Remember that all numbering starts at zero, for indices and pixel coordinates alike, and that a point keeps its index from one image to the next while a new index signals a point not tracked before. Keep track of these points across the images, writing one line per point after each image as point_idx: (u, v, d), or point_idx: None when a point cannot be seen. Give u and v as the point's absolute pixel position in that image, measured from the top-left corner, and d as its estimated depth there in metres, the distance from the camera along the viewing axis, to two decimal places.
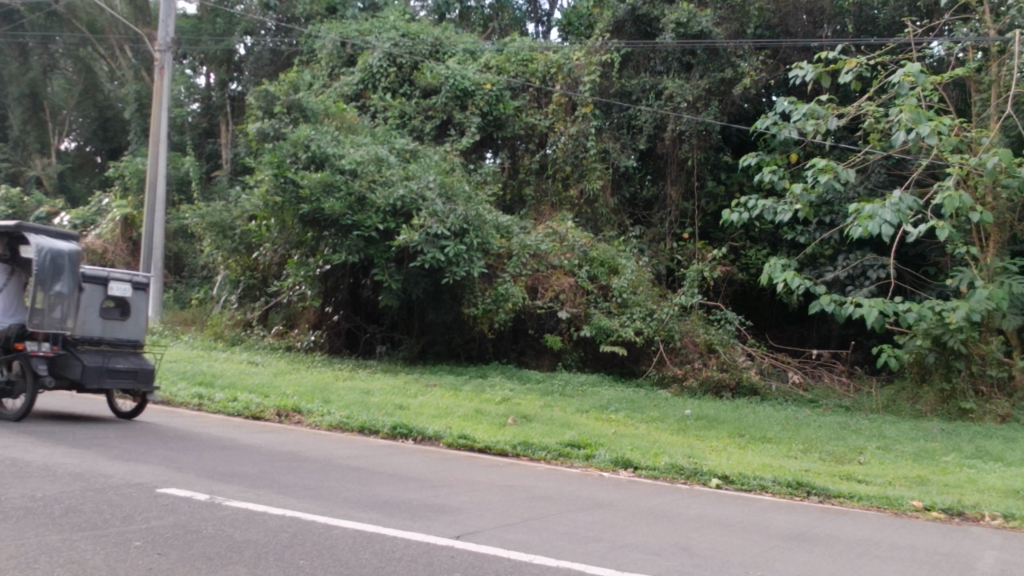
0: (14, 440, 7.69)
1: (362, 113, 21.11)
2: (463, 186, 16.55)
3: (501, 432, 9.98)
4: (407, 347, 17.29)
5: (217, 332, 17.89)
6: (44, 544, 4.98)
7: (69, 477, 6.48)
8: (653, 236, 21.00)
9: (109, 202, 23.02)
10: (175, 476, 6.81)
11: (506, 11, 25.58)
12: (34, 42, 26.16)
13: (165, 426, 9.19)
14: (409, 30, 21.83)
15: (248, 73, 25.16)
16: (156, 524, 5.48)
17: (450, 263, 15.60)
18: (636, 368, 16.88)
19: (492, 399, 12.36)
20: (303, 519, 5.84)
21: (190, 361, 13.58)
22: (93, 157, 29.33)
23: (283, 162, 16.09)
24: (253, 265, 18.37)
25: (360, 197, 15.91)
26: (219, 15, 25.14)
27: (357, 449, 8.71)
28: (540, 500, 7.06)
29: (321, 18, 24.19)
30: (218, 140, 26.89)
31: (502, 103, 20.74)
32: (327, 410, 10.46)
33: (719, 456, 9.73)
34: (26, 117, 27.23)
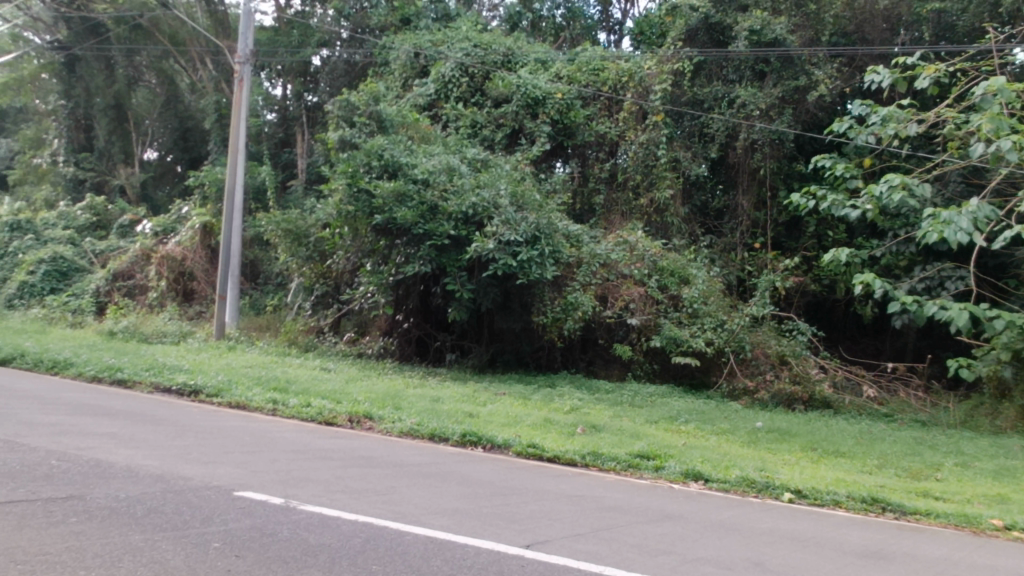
0: (98, 442, 7.92)
1: (434, 122, 21.31)
2: (535, 195, 16.60)
3: (570, 442, 9.99)
4: (477, 356, 17.44)
5: (291, 337, 18.14)
6: (127, 543, 5.12)
7: (150, 479, 6.64)
8: (723, 245, 20.83)
9: (188, 210, 23.62)
10: (251, 479, 6.94)
11: (578, 20, 25.59)
12: (120, 55, 26.89)
13: (241, 430, 9.38)
14: (481, 40, 21.99)
15: (323, 84, 25.51)
16: (233, 527, 5.59)
17: (523, 267, 15.57)
18: (706, 379, 16.70)
19: (561, 409, 12.33)
20: (375, 525, 5.89)
21: (266, 367, 13.87)
22: (174, 167, 29.95)
23: (357, 172, 16.26)
24: (326, 272, 18.66)
25: (432, 206, 16.09)
26: (295, 27, 25.62)
27: (429, 457, 8.79)
28: (609, 511, 7.02)
29: (395, 29, 24.44)
30: (293, 149, 27.16)
31: (572, 112, 20.75)
32: (397, 417, 10.58)
33: (791, 470, 9.57)
34: (111, 128, 27.79)
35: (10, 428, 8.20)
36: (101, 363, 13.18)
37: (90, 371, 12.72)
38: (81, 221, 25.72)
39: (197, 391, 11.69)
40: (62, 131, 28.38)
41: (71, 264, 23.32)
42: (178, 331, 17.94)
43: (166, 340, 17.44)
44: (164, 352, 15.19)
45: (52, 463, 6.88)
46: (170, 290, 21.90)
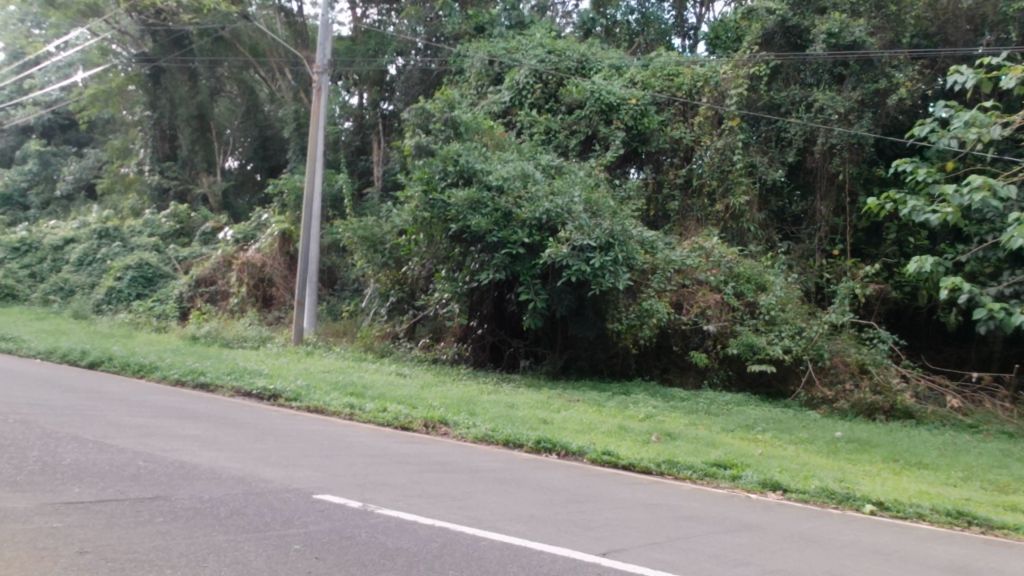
0: (183, 444, 8.09)
1: (509, 130, 21.38)
2: (609, 202, 16.54)
3: (645, 449, 9.91)
4: (550, 363, 17.35)
5: (368, 343, 18.33)
6: (211, 544, 5.22)
7: (233, 481, 6.77)
8: (801, 252, 20.57)
9: (268, 217, 24.09)
10: (329, 482, 7.03)
11: (652, 26, 25.41)
12: (203, 66, 27.53)
13: (319, 433, 9.51)
14: (555, 46, 21.98)
15: (398, 92, 25.72)
16: (313, 529, 5.66)
17: (596, 275, 15.45)
18: (784, 388, 16.42)
19: (636, 416, 12.25)
20: (451, 530, 5.91)
21: (342, 372, 14.04)
22: (254, 175, 30.64)
23: (432, 179, 16.58)
24: (402, 279, 18.94)
25: (506, 212, 16.18)
26: (372, 36, 25.99)
27: (503, 462, 8.81)
28: (686, 520, 6.94)
29: (469, 37, 24.56)
30: (369, 157, 27.43)
31: (647, 117, 20.62)
32: (472, 423, 10.61)
33: (872, 481, 9.34)
34: (195, 138, 28.55)
35: (98, 428, 8.45)
36: (184, 367, 13.48)
37: (174, 374, 13.03)
38: (166, 228, 26.40)
39: (276, 395, 11.88)
40: (148, 141, 29.40)
41: (156, 270, 23.89)
42: (257, 336, 18.28)
43: (247, 345, 17.78)
44: (244, 357, 15.47)
45: (139, 464, 7.06)
46: (249, 295, 22.28)
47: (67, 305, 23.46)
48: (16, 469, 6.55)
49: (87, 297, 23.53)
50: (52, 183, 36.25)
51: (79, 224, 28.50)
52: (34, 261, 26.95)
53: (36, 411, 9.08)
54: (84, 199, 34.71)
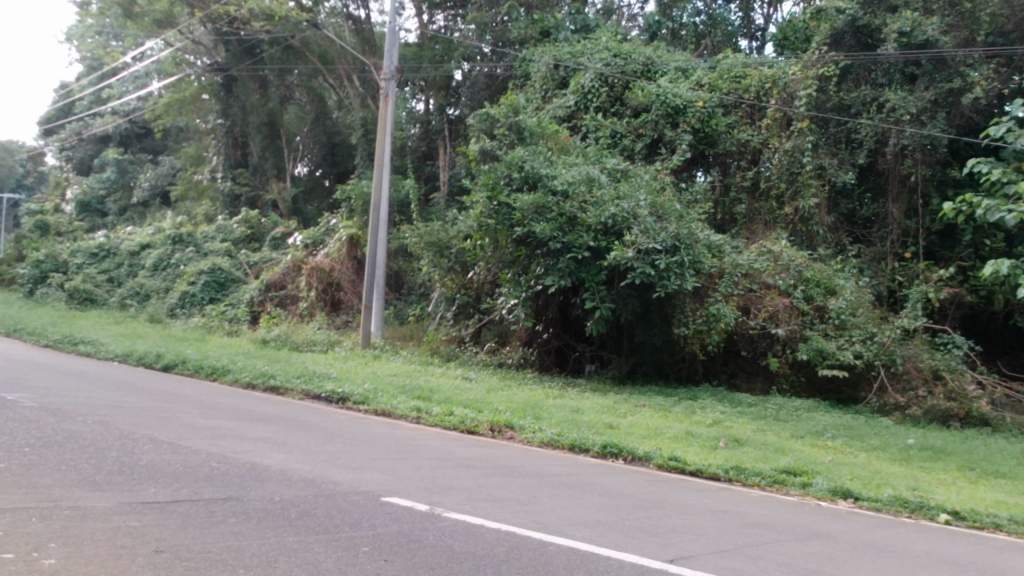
0: (254, 446, 8.24)
1: (574, 134, 21.35)
2: (675, 205, 16.43)
3: (713, 455, 9.81)
4: (616, 367, 17.15)
5: (434, 347, 18.41)
6: (283, 545, 5.30)
7: (303, 483, 6.87)
8: (872, 255, 20.08)
9: (336, 223, 24.42)
10: (397, 485, 7.09)
11: (719, 27, 25.11)
12: (273, 74, 28.03)
13: (386, 437, 9.60)
14: (621, 50, 21.88)
15: (464, 98, 25.79)
16: (381, 531, 5.71)
17: (661, 277, 15.33)
18: (855, 394, 16.04)
19: (702, 422, 12.11)
20: (518, 534, 5.92)
21: (409, 375, 14.17)
22: (323, 181, 30.89)
23: (497, 184, 16.75)
24: (468, 284, 19.11)
25: (571, 217, 16.20)
26: (438, 42, 26.14)
27: (570, 467, 8.79)
28: (755, 527, 6.85)
29: (535, 41, 24.47)
30: (436, 163, 27.62)
31: (714, 119, 20.43)
32: (538, 427, 10.62)
33: (947, 490, 9.12)
34: (265, 144, 29.15)
35: (173, 430, 8.64)
36: (255, 370, 13.71)
37: (246, 377, 13.27)
38: (237, 234, 26.89)
39: (345, 398, 12.03)
40: (221, 148, 30.21)
41: (228, 275, 24.33)
42: (326, 340, 18.52)
43: (316, 348, 18.02)
44: (313, 360, 15.70)
45: (213, 465, 7.20)
46: (319, 300, 22.57)
47: (143, 309, 24.04)
48: (96, 469, 6.72)
49: (162, 301, 24.10)
50: (129, 190, 37.33)
51: (154, 230, 29.21)
52: (112, 267, 27.68)
53: (114, 412, 9.32)
54: (159, 206, 35.55)
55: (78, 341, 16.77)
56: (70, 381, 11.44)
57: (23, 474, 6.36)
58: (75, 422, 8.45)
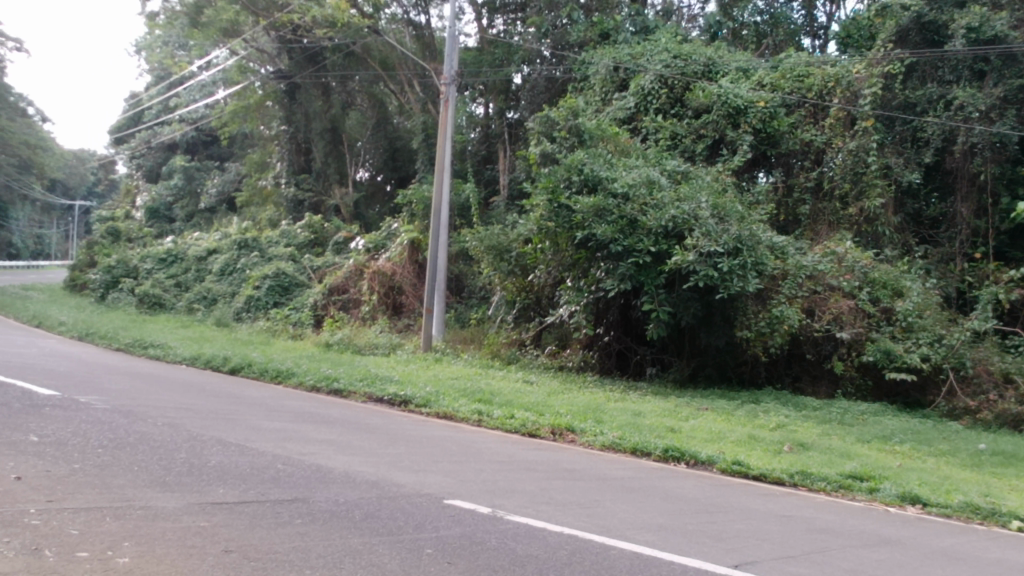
0: (319, 448, 8.33)
1: (634, 135, 21.28)
2: (737, 206, 16.27)
3: (776, 460, 9.69)
4: (678, 370, 16.87)
5: (494, 350, 18.49)
6: (348, 546, 5.35)
7: (367, 485, 6.93)
8: (940, 255, 19.72)
9: (397, 227, 24.61)
10: (460, 488, 7.12)
11: (780, 27, 24.80)
12: (335, 81, 28.41)
13: (448, 439, 9.65)
14: (681, 51, 21.72)
15: (524, 101, 25.79)
16: (444, 534, 5.74)
17: (723, 279, 15.18)
18: (923, 398, 15.79)
19: (766, 426, 11.97)
20: (581, 538, 5.90)
21: (470, 378, 14.21)
22: (384, 186, 30.96)
23: (558, 187, 16.86)
24: (528, 286, 19.08)
25: (631, 220, 16.14)
26: (499, 46, 26.21)
27: (631, 471, 8.75)
28: (821, 533, 6.75)
29: (595, 44, 24.40)
30: (496, 166, 27.70)
31: (776, 120, 20.10)
32: (599, 430, 10.59)
33: (1020, 497, 8.89)
34: (328, 151, 29.59)
35: (240, 432, 8.78)
36: (318, 373, 13.88)
37: (310, 380, 13.44)
38: (301, 238, 27.25)
39: (407, 401, 12.12)
40: (285, 155, 30.72)
41: (292, 279, 24.66)
42: (388, 343, 18.67)
43: (378, 352, 18.18)
44: (376, 364, 15.83)
45: (278, 467, 7.30)
46: (380, 304, 22.70)
47: (210, 314, 24.49)
48: (165, 469, 6.86)
49: (228, 305, 24.54)
50: (195, 197, 37.87)
51: (221, 236, 29.74)
52: (180, 272, 28.25)
53: (182, 414, 9.49)
54: (225, 212, 36.10)
55: (148, 345, 17.13)
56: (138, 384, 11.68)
57: (97, 474, 6.51)
58: (146, 424, 8.64)
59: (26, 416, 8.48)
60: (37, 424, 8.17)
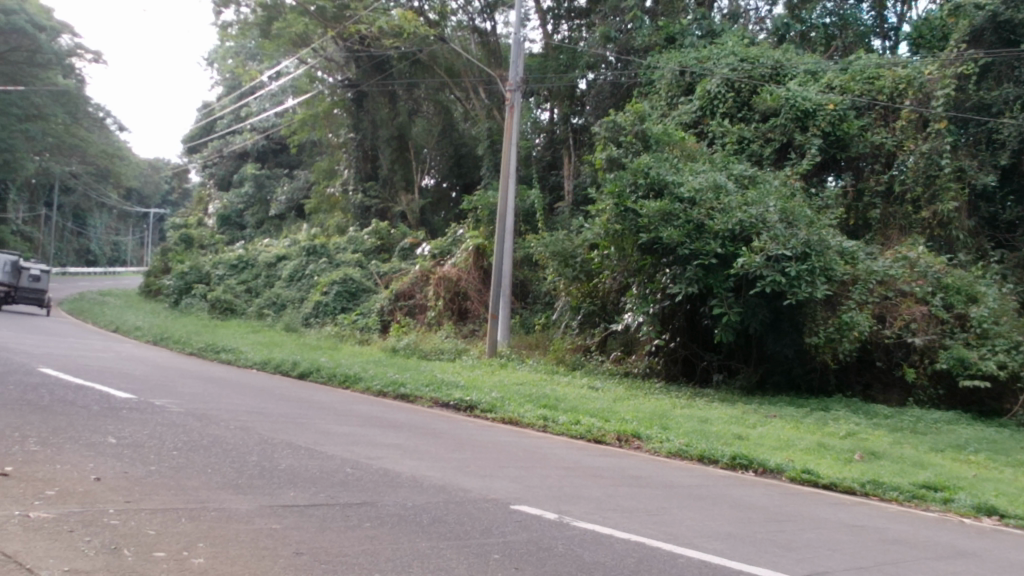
0: (387, 453, 8.41)
1: (701, 140, 21.20)
2: (805, 211, 16.06)
3: (846, 468, 9.52)
4: (745, 377, 16.66)
5: (559, 356, 18.49)
6: (416, 550, 5.39)
7: (435, 490, 6.98)
8: (1017, 260, 19.28)
9: (462, 233, 24.74)
10: (526, 494, 7.13)
11: (850, 28, 24.41)
12: (402, 88, 28.73)
13: (514, 445, 9.68)
14: (748, 54, 21.49)
15: (590, 107, 25.79)
16: (511, 539, 5.76)
17: (791, 284, 14.99)
18: (999, 407, 15.13)
19: (836, 433, 11.77)
20: (647, 545, 5.87)
21: (535, 384, 14.20)
22: (449, 193, 31.01)
23: (623, 192, 16.76)
24: (593, 292, 19.09)
25: (698, 224, 16.01)
26: (563, 52, 26.17)
27: (699, 478, 8.68)
28: (894, 544, 6.61)
29: (660, 48, 24.24)
30: (560, 172, 27.70)
31: (846, 123, 19.78)
32: (665, 437, 10.52)
33: None
34: (394, 158, 29.92)
35: (309, 436, 8.91)
36: (385, 378, 14.00)
37: (377, 385, 13.58)
38: (368, 245, 27.55)
39: (472, 406, 12.19)
40: (352, 162, 31.14)
41: (359, 285, 24.90)
42: (453, 348, 18.77)
43: (444, 357, 18.29)
44: (442, 369, 15.93)
45: (347, 471, 7.39)
46: (446, 309, 22.77)
47: (279, 319, 24.90)
48: (238, 472, 6.99)
49: (297, 311, 24.93)
50: (266, 204, 38.61)
51: (290, 243, 30.24)
52: (250, 278, 28.76)
53: (253, 418, 9.63)
54: (294, 219, 36.63)
55: (220, 349, 17.46)
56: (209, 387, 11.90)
57: (172, 476, 6.66)
58: (219, 427, 8.80)
59: (104, 418, 8.72)
60: (114, 426, 8.37)
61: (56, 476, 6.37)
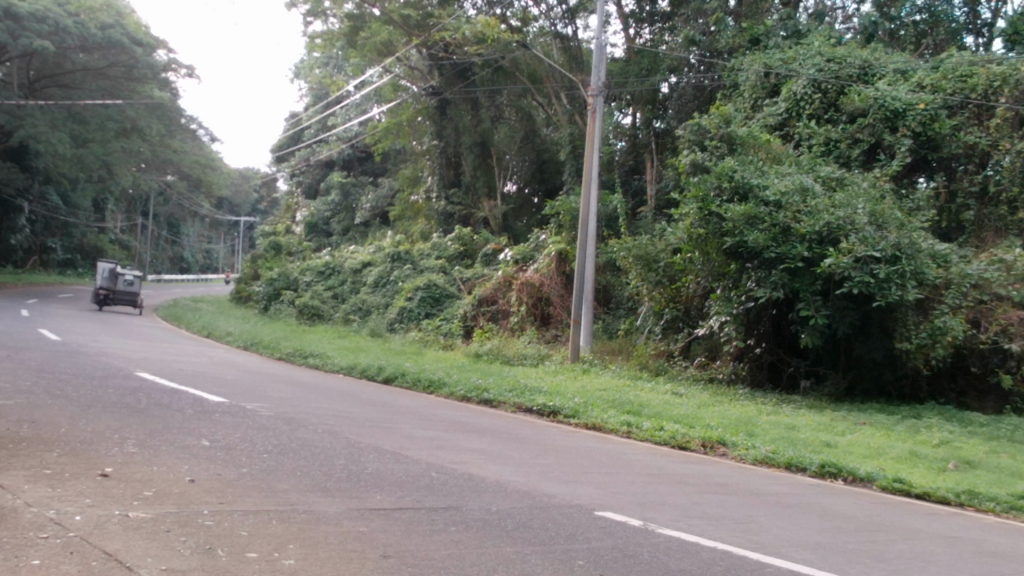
0: (472, 457, 8.46)
1: (787, 142, 20.95)
2: (896, 214, 15.70)
3: (940, 478, 9.24)
4: (833, 383, 16.33)
5: (643, 361, 18.36)
6: (501, 554, 5.40)
7: (519, 495, 6.99)
8: None
9: (545, 238, 24.76)
10: (610, 500, 7.09)
11: (942, 25, 23.76)
12: (485, 95, 28.91)
13: (598, 451, 9.64)
14: (835, 54, 21.04)
15: (672, 110, 25.65)
16: (596, 545, 5.73)
17: (881, 286, 14.66)
18: None
19: (929, 442, 11.45)
20: (734, 554, 5.78)
21: (618, 390, 14.09)
22: (531, 199, 31.01)
23: (707, 196, 16.61)
24: (677, 296, 18.93)
25: (784, 228, 15.79)
26: (645, 56, 25.98)
27: (787, 486, 8.53)
28: (992, 556, 6.40)
29: (745, 50, 24.02)
30: (643, 176, 27.58)
31: (937, 122, 19.25)
32: (751, 444, 10.36)
33: None
34: (477, 164, 30.23)
35: (395, 440, 9.02)
36: (468, 383, 14.06)
37: (461, 389, 13.68)
38: (451, 251, 27.77)
39: (556, 411, 12.18)
40: (436, 169, 31.51)
41: (443, 290, 25.10)
42: (536, 353, 18.81)
43: (527, 362, 18.35)
44: (525, 374, 15.97)
45: (433, 475, 7.46)
46: (528, 314, 22.79)
47: (365, 324, 25.28)
48: (326, 475, 7.11)
49: (383, 316, 25.28)
50: (352, 212, 39.27)
51: (375, 250, 30.67)
52: (337, 284, 29.25)
53: (341, 422, 9.79)
54: (378, 226, 37.10)
55: (308, 354, 17.79)
56: (295, 391, 12.13)
57: (264, 478, 6.81)
58: (307, 431, 8.96)
59: (198, 421, 8.97)
60: (207, 429, 8.60)
61: (153, 476, 6.57)
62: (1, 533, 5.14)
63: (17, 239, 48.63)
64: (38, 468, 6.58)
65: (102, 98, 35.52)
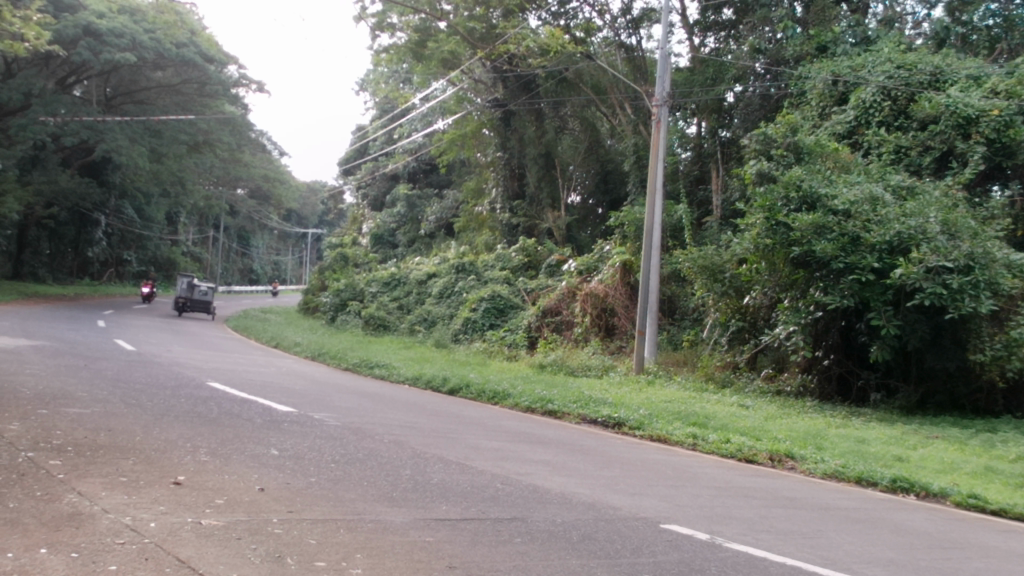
0: (538, 468, 8.46)
1: (855, 150, 20.65)
2: (970, 221, 15.30)
3: (1017, 494, 8.97)
4: (905, 396, 15.84)
5: (708, 373, 18.18)
6: (566, 567, 5.39)
7: (584, 506, 6.97)
8: None
9: (609, 249, 24.68)
10: (676, 513, 7.03)
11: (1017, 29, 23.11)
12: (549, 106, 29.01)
13: (663, 463, 9.56)
14: (905, 60, 20.71)
15: (738, 119, 25.40)
16: (662, 559, 5.68)
17: (953, 298, 14.35)
18: None
19: (1005, 457, 11.13)
20: (803, 569, 5.68)
21: (684, 402, 13.95)
22: (595, 209, 30.94)
23: (775, 206, 16.40)
24: (743, 308, 18.77)
25: (853, 237, 15.56)
26: (709, 66, 25.79)
27: (857, 501, 8.36)
28: None
29: (812, 57, 23.63)
30: (708, 187, 27.36)
31: (1012, 129, 18.67)
32: (820, 457, 10.20)
33: None
34: (542, 175, 30.27)
35: (459, 450, 9.05)
36: (533, 395, 14.06)
37: (526, 400, 13.70)
38: (515, 262, 27.81)
39: (621, 423, 12.13)
40: (500, 181, 31.83)
41: (507, 301, 25.17)
42: (600, 365, 18.73)
43: (591, 373, 18.31)
44: (589, 385, 15.90)
45: (497, 486, 7.46)
46: (593, 325, 22.71)
47: (430, 335, 25.46)
48: (392, 485, 7.17)
49: (447, 327, 25.42)
50: (417, 222, 39.54)
51: (440, 262, 30.91)
52: (402, 294, 29.53)
53: (407, 432, 9.86)
54: (443, 237, 37.33)
55: (374, 365, 17.97)
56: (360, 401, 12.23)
57: (332, 488, 6.89)
58: (373, 441, 9.04)
59: (267, 431, 9.09)
60: (276, 438, 8.73)
61: (224, 485, 6.69)
62: (79, 538, 5.27)
63: (94, 252, 49.96)
64: (114, 475, 6.74)
65: (176, 113, 36.44)
